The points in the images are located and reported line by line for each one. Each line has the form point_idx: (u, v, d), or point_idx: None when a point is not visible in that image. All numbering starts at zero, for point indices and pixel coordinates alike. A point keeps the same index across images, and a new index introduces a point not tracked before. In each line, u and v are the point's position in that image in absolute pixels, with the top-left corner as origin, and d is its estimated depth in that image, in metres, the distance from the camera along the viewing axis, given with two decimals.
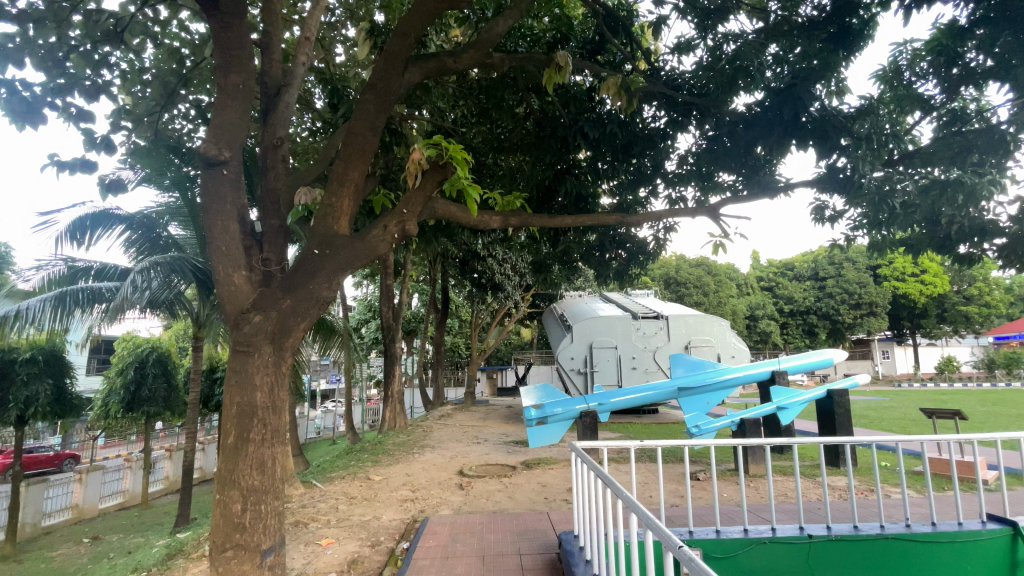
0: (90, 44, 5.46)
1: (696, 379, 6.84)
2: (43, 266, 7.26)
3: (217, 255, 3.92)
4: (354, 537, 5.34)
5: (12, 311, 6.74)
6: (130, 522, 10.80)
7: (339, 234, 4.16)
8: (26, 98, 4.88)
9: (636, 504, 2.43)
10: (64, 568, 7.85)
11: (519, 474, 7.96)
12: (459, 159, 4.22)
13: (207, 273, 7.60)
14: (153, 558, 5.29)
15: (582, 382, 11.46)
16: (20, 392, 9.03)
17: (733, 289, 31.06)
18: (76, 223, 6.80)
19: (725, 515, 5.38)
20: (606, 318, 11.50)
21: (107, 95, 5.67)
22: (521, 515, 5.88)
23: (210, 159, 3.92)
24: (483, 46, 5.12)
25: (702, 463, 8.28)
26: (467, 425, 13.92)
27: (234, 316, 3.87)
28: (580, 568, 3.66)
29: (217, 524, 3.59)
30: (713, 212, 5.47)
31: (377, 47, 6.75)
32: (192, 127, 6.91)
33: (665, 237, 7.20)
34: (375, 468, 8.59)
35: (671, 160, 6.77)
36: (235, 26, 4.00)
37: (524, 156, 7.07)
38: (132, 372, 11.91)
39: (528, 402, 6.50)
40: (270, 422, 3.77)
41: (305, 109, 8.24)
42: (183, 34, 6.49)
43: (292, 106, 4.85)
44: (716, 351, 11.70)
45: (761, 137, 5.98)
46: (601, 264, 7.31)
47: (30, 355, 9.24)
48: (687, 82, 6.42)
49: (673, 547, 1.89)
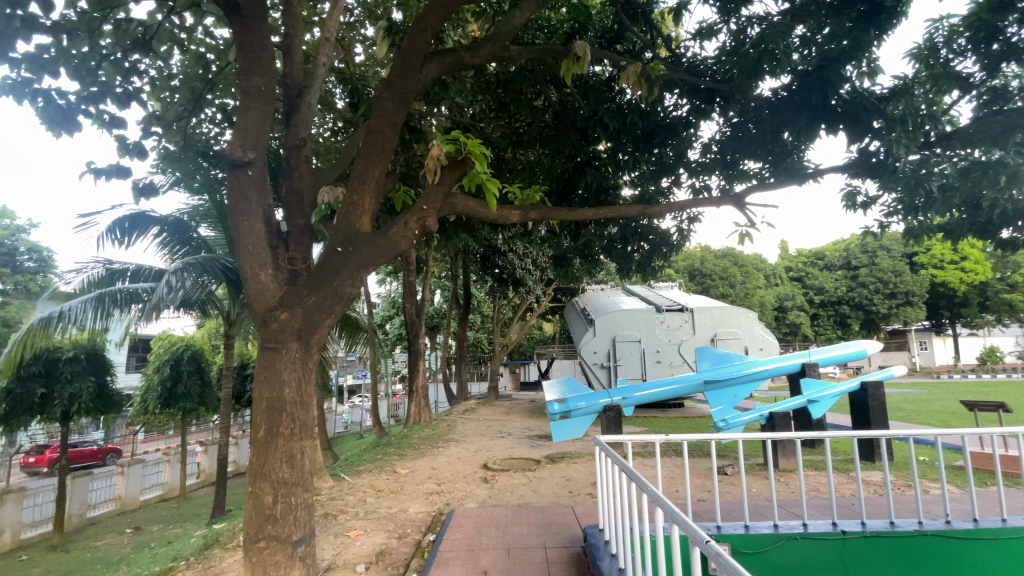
0: (121, 53, 5.67)
1: (723, 372, 6.72)
2: (82, 269, 7.59)
3: (245, 254, 4.00)
4: (382, 529, 5.45)
5: (55, 312, 7.00)
6: (169, 513, 11.26)
7: (361, 232, 4.21)
8: (62, 107, 5.11)
9: (661, 498, 2.40)
10: (108, 558, 8.21)
11: (544, 468, 7.98)
12: (477, 154, 4.25)
13: (237, 272, 7.84)
14: (192, 547, 5.50)
15: (606, 377, 11.31)
16: (64, 389, 9.48)
17: (761, 280, 30.39)
18: (116, 224, 7.07)
19: (754, 510, 5.30)
20: (629, 311, 11.39)
21: (137, 102, 5.86)
22: (545, 508, 5.89)
23: (235, 160, 4.00)
24: (500, 40, 5.09)
25: (729, 457, 8.14)
26: (491, 419, 14.03)
27: (262, 314, 3.96)
28: (606, 563, 3.63)
29: (250, 515, 3.69)
30: (738, 201, 5.34)
31: (395, 45, 6.88)
32: (219, 130, 7.15)
33: (689, 228, 7.06)
34: (402, 461, 8.72)
35: (694, 148, 6.65)
36: (256, 30, 4.08)
37: (544, 149, 7.01)
38: (168, 369, 12.38)
39: (551, 397, 6.42)
40: (298, 416, 3.86)
41: (327, 110, 8.42)
42: (209, 40, 6.67)
43: (314, 106, 4.92)
44: (743, 344, 11.50)
45: (789, 122, 5.85)
46: (623, 256, 7.18)
47: (73, 353, 9.68)
48: (710, 68, 6.30)
49: (700, 542, 1.87)
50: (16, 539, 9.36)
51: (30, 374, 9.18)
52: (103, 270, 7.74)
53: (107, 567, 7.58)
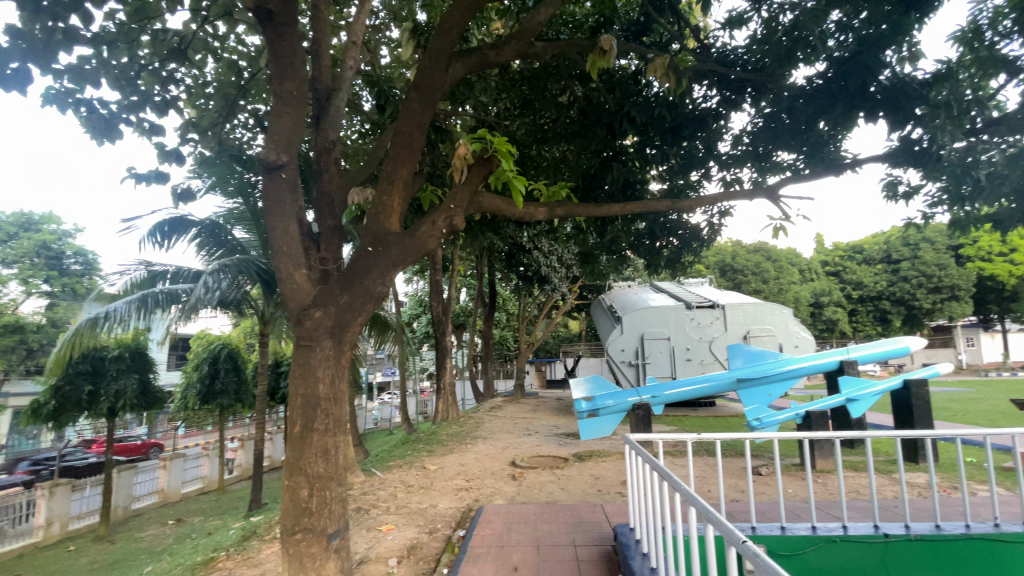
0: (158, 62, 5.89)
1: (757, 370, 6.54)
2: (126, 271, 7.95)
3: (280, 255, 4.11)
4: (413, 524, 5.53)
5: (102, 312, 7.35)
6: (209, 506, 11.69)
7: (391, 232, 4.27)
8: (104, 116, 5.35)
9: (694, 497, 2.36)
10: (153, 548, 8.58)
11: (572, 466, 7.94)
12: (503, 152, 4.27)
13: (270, 273, 8.11)
14: (231, 538, 5.69)
15: (634, 375, 11.18)
16: (110, 386, 9.95)
17: (795, 275, 29.47)
18: (156, 228, 7.37)
19: (790, 511, 5.16)
20: (657, 308, 11.21)
21: (174, 110, 6.08)
22: (574, 506, 5.87)
23: (269, 164, 4.10)
24: (525, 37, 5.07)
25: (764, 457, 7.93)
26: (518, 417, 14.04)
27: (296, 313, 4.05)
28: (638, 562, 3.59)
29: (287, 508, 3.79)
30: (772, 194, 5.19)
31: (420, 46, 6.98)
32: (252, 135, 7.40)
33: (720, 222, 6.91)
34: (431, 458, 8.83)
35: (724, 140, 6.51)
36: (288, 35, 4.14)
37: (569, 146, 6.96)
38: (206, 367, 12.86)
39: (578, 395, 6.39)
40: (332, 412, 3.94)
41: (355, 112, 8.61)
42: (241, 47, 6.88)
43: (342, 109, 5.02)
44: (777, 342, 11.19)
45: (825, 110, 5.73)
46: (652, 252, 7.08)
47: (118, 352, 10.15)
48: (741, 57, 6.18)
49: (737, 542, 1.82)
50: (65, 529, 9.88)
51: (78, 371, 9.72)
52: (145, 272, 8.09)
53: (151, 557, 7.91)
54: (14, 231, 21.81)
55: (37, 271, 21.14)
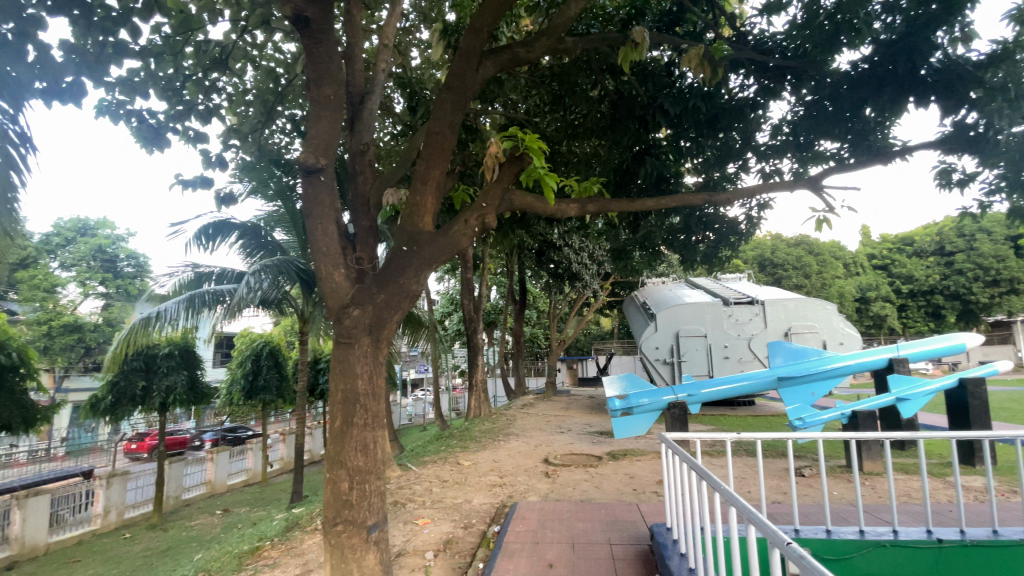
0: (202, 72, 6.14)
1: (799, 368, 6.31)
2: (174, 273, 8.34)
3: (319, 256, 4.23)
4: (448, 518, 5.61)
5: (154, 312, 7.76)
6: (253, 497, 12.18)
7: (424, 231, 4.33)
8: (153, 126, 5.66)
9: (735, 497, 2.31)
10: (202, 537, 9.00)
11: (606, 464, 7.88)
12: (535, 149, 4.26)
13: (309, 273, 8.37)
14: (276, 529, 5.92)
15: (670, 373, 11.00)
16: (162, 382, 10.49)
17: (839, 269, 28.28)
18: (202, 231, 7.70)
19: (836, 514, 4.97)
20: (693, 304, 10.98)
21: (217, 117, 6.36)
22: (609, 505, 5.82)
23: (309, 167, 4.20)
24: (555, 33, 5.04)
25: (807, 458, 7.66)
26: (550, 414, 14.03)
27: (336, 311, 4.16)
28: (675, 562, 3.54)
29: (328, 500, 3.91)
30: (814, 184, 4.99)
31: (450, 46, 7.06)
32: (289, 140, 7.66)
33: (760, 215, 6.69)
34: (464, 454, 8.93)
35: (762, 131, 6.28)
36: (325, 42, 4.20)
37: (600, 141, 6.86)
38: (250, 364, 13.41)
39: (611, 393, 6.31)
40: (371, 407, 4.03)
41: (387, 115, 8.84)
42: (278, 55, 7.10)
43: (375, 112, 5.11)
44: (820, 338, 10.79)
45: (871, 97, 5.49)
46: (687, 248, 6.91)
47: (168, 350, 10.69)
48: (779, 45, 5.95)
49: (780, 543, 1.77)
50: (121, 517, 10.51)
51: (132, 368, 10.28)
52: (191, 274, 8.47)
53: (201, 545, 8.32)
54: (72, 236, 23.23)
55: (93, 273, 22.46)
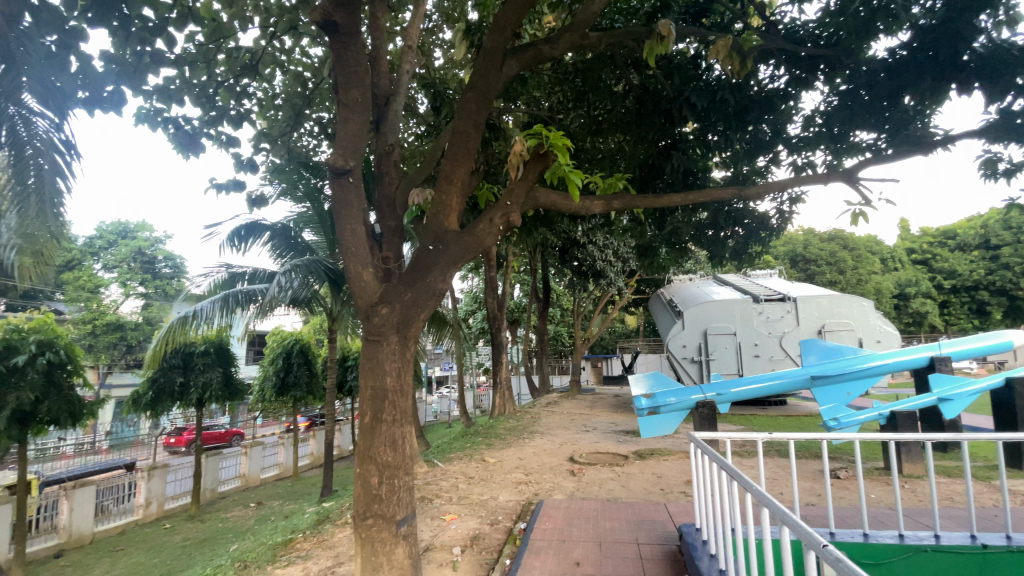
0: (233, 78, 6.33)
1: (833, 367, 6.13)
2: (209, 273, 8.62)
3: (348, 256, 4.31)
4: (475, 514, 5.66)
5: (191, 311, 8.05)
6: (284, 491, 12.54)
7: (450, 230, 4.37)
8: (188, 132, 5.87)
9: (767, 498, 2.27)
10: (237, 528, 9.30)
11: (632, 464, 7.80)
12: (559, 146, 4.23)
13: (337, 272, 8.56)
14: (307, 522, 6.07)
15: (697, 373, 10.80)
16: (198, 378, 10.89)
17: (876, 264, 27.25)
18: (234, 233, 7.95)
19: (874, 518, 4.81)
20: (721, 301, 10.76)
21: (248, 122, 6.59)
22: (636, 504, 5.77)
23: (338, 169, 4.27)
24: (579, 28, 4.99)
25: (842, 459, 7.43)
26: (575, 413, 13.98)
27: (364, 309, 4.23)
28: (705, 562, 3.49)
29: (358, 494, 3.98)
30: (849, 177, 4.83)
31: (473, 46, 7.10)
32: (316, 142, 7.83)
33: (791, 209, 6.52)
34: (490, 451, 8.99)
35: (794, 122, 6.11)
36: (353, 45, 4.27)
37: (625, 136, 6.77)
38: (281, 361, 13.80)
39: (637, 391, 6.18)
40: (399, 404, 4.10)
41: (411, 116, 8.98)
42: (305, 59, 7.26)
43: (400, 113, 5.19)
44: (856, 336, 10.45)
45: (911, 85, 5.30)
46: (715, 243, 6.79)
47: (204, 347, 11.09)
48: (812, 32, 5.76)
49: (816, 546, 1.73)
50: (161, 508, 10.94)
51: (171, 365, 10.70)
52: (225, 274, 8.74)
53: (237, 536, 8.62)
54: (113, 239, 24.25)
55: (134, 274, 23.35)
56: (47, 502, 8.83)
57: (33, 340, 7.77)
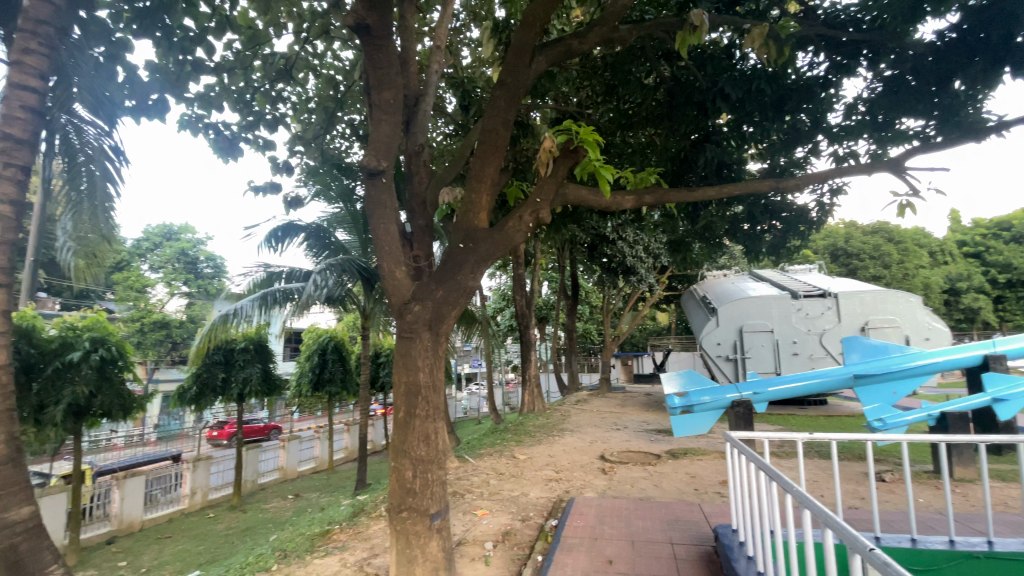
0: (268, 84, 6.54)
1: (878, 365, 5.90)
2: (249, 273, 8.94)
3: (381, 255, 4.40)
4: (506, 510, 5.70)
5: (231, 310, 8.35)
6: (321, 483, 12.92)
7: (480, 228, 4.39)
8: (228, 137, 6.11)
9: (809, 499, 2.21)
10: (277, 519, 9.64)
11: (665, 463, 7.70)
12: (590, 142, 4.22)
13: (370, 271, 8.76)
14: (343, 514, 6.24)
15: (733, 371, 10.49)
16: (239, 374, 11.32)
17: (924, 258, 25.91)
18: (272, 234, 8.23)
19: (922, 523, 4.61)
20: (757, 298, 10.43)
21: (283, 126, 6.79)
22: (670, 504, 5.69)
23: (371, 170, 4.35)
24: (608, 22, 4.92)
25: (888, 462, 7.12)
26: (605, 411, 13.88)
27: (398, 307, 4.30)
28: (743, 565, 3.40)
29: (394, 487, 4.05)
30: (895, 167, 4.61)
31: (501, 44, 7.10)
32: (348, 144, 8.02)
33: (833, 202, 6.28)
34: (520, 448, 9.03)
35: (835, 111, 5.88)
36: (384, 48, 4.32)
37: (656, 129, 6.69)
38: (316, 358, 14.21)
39: (670, 390, 6.06)
40: (432, 399, 4.16)
41: (440, 115, 9.07)
42: (337, 63, 7.42)
43: (429, 113, 5.26)
44: (902, 334, 10.02)
45: (961, 69, 5.07)
46: (751, 238, 6.60)
47: (244, 345, 11.53)
48: (853, 17, 5.56)
49: (862, 549, 1.67)
50: (206, 498, 11.45)
51: (213, 361, 11.15)
52: (263, 273, 9.03)
53: (276, 526, 8.93)
54: (158, 241, 25.39)
55: (178, 275, 24.39)
56: (101, 490, 9.39)
57: (87, 337, 8.22)
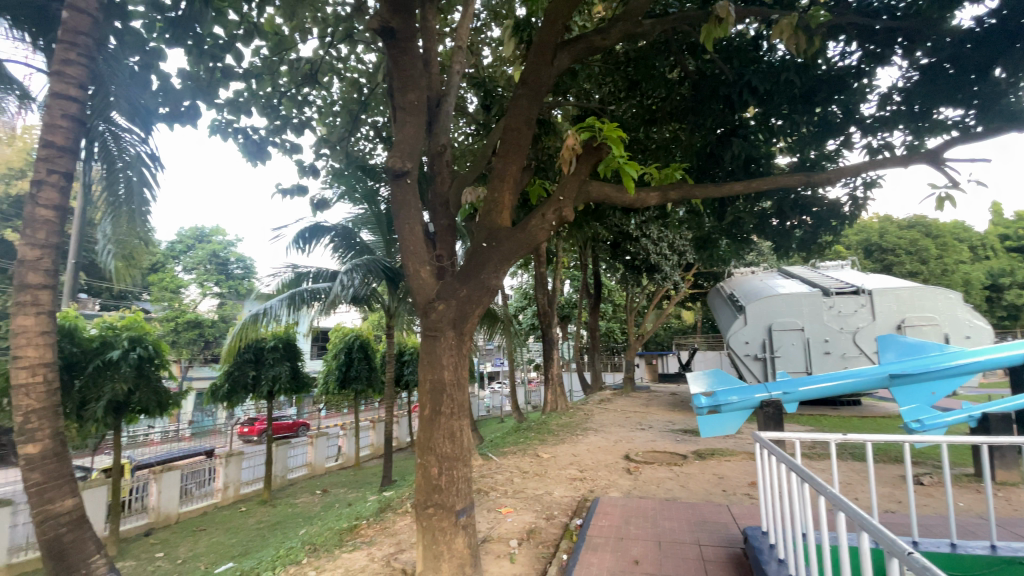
0: (295, 88, 6.68)
1: (914, 364, 5.70)
2: (278, 273, 9.16)
3: (406, 255, 4.45)
4: (530, 508, 5.70)
5: (261, 310, 8.57)
6: (348, 479, 13.18)
7: (502, 226, 4.41)
8: (256, 141, 6.28)
9: (843, 501, 2.15)
10: (306, 514, 9.86)
11: (691, 463, 7.58)
12: (614, 138, 4.20)
13: (394, 271, 8.90)
14: (370, 509, 6.34)
15: (761, 370, 10.26)
16: (269, 372, 11.62)
17: (964, 253, 24.84)
18: (300, 234, 8.42)
19: (963, 528, 4.43)
20: (787, 295, 10.19)
21: (309, 129, 6.95)
22: (697, 505, 5.61)
23: (396, 171, 4.40)
24: (632, 16, 4.88)
25: (927, 465, 6.86)
26: (629, 410, 13.76)
27: (422, 305, 4.34)
28: (773, 567, 3.34)
29: (420, 484, 4.10)
30: (934, 158, 4.44)
31: (523, 42, 7.09)
32: (372, 146, 8.13)
33: (866, 195, 6.07)
34: (544, 446, 9.03)
35: (869, 102, 5.71)
36: (408, 49, 4.36)
37: (681, 124, 6.60)
38: (343, 356, 14.48)
39: (697, 390, 5.96)
40: (456, 397, 4.20)
41: (462, 115, 9.14)
42: (360, 66, 7.54)
43: (451, 113, 5.30)
44: (942, 332, 9.68)
45: (1002, 55, 4.84)
46: (781, 234, 6.44)
47: (273, 343, 11.84)
48: (887, 5, 5.36)
49: (900, 553, 1.62)
50: (237, 492, 11.80)
51: (244, 359, 11.48)
52: (291, 273, 9.24)
53: (305, 521, 9.13)
54: (192, 243, 26.21)
55: (209, 276, 25.15)
56: (139, 484, 9.72)
57: (126, 336, 8.56)
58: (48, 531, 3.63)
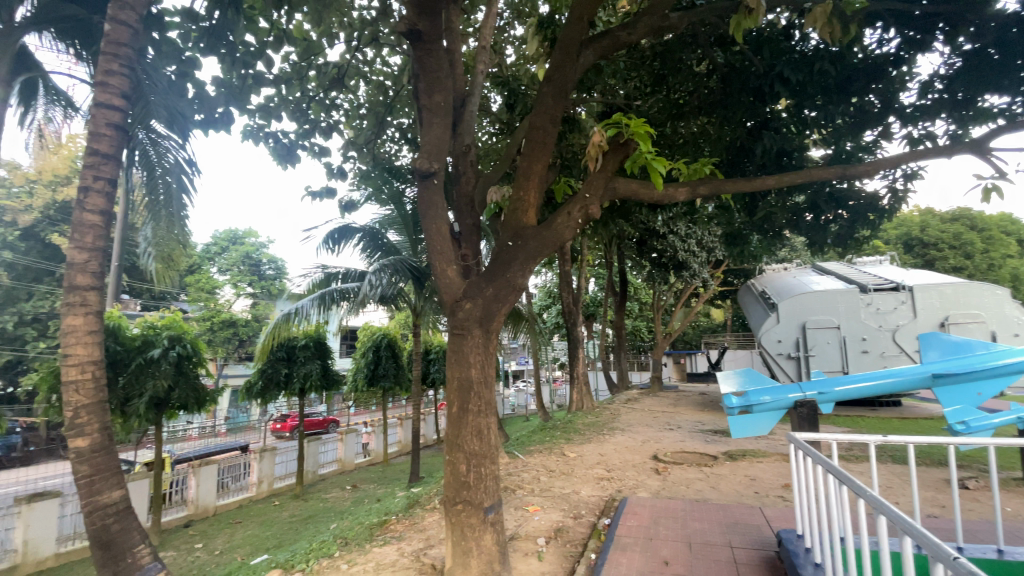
0: (323, 92, 6.82)
1: (959, 364, 5.47)
2: (309, 274, 9.40)
3: (432, 254, 4.50)
4: (558, 507, 5.69)
5: (293, 309, 8.81)
6: (377, 475, 13.42)
7: (529, 225, 4.42)
8: (286, 144, 6.46)
9: (883, 504, 2.08)
10: (336, 508, 10.09)
11: (722, 465, 7.43)
12: (641, 134, 4.15)
13: (420, 270, 9.02)
14: (399, 505, 6.45)
15: (795, 369, 9.98)
16: (300, 369, 11.94)
17: (1013, 247, 23.59)
18: (329, 235, 8.62)
19: (1012, 533, 4.22)
20: (822, 292, 9.87)
21: (337, 132, 7.10)
22: (728, 506, 5.50)
23: (423, 172, 4.44)
24: (658, 10, 4.81)
25: (973, 468, 6.56)
26: (656, 410, 13.58)
27: (449, 304, 4.38)
28: (809, 571, 3.25)
29: (448, 480, 4.14)
30: (979, 148, 4.23)
31: (546, 40, 7.07)
32: (398, 147, 8.27)
33: (907, 187, 5.84)
34: (571, 445, 8.99)
35: (909, 90, 5.51)
36: (433, 52, 4.41)
37: (710, 118, 6.46)
38: (371, 355, 14.74)
39: (727, 389, 5.84)
40: (484, 395, 4.23)
41: (486, 115, 9.18)
42: (386, 68, 7.66)
43: (476, 113, 5.32)
44: (988, 330, 9.24)
45: None
46: (815, 229, 6.26)
47: (305, 342, 12.17)
48: None
49: (944, 557, 1.56)
50: (271, 487, 12.15)
51: (277, 357, 11.83)
52: (321, 274, 9.45)
53: (336, 516, 9.34)
54: (226, 245, 26.99)
55: (243, 276, 25.93)
56: (178, 477, 10.13)
57: (166, 335, 8.92)
58: (96, 522, 3.82)
